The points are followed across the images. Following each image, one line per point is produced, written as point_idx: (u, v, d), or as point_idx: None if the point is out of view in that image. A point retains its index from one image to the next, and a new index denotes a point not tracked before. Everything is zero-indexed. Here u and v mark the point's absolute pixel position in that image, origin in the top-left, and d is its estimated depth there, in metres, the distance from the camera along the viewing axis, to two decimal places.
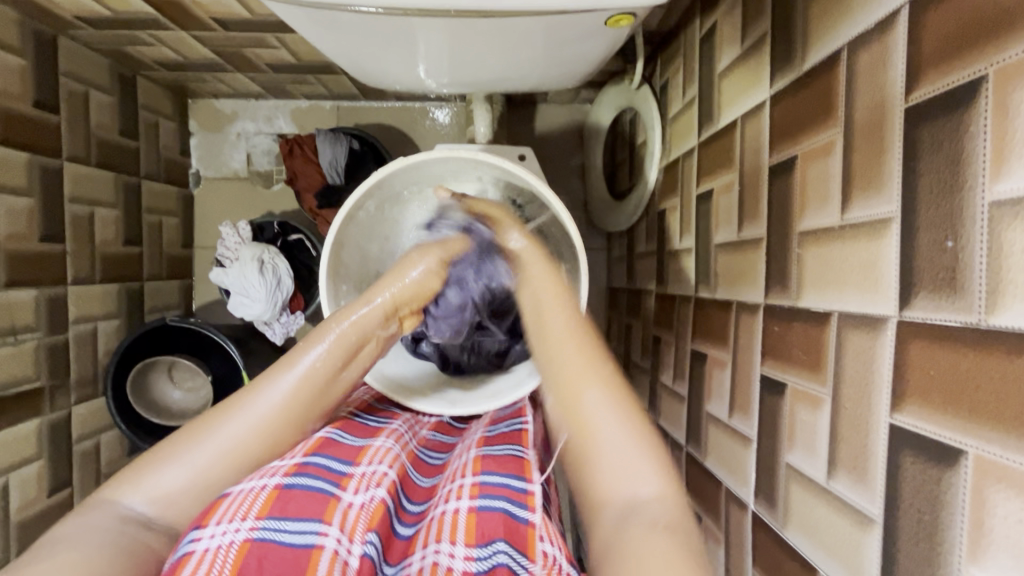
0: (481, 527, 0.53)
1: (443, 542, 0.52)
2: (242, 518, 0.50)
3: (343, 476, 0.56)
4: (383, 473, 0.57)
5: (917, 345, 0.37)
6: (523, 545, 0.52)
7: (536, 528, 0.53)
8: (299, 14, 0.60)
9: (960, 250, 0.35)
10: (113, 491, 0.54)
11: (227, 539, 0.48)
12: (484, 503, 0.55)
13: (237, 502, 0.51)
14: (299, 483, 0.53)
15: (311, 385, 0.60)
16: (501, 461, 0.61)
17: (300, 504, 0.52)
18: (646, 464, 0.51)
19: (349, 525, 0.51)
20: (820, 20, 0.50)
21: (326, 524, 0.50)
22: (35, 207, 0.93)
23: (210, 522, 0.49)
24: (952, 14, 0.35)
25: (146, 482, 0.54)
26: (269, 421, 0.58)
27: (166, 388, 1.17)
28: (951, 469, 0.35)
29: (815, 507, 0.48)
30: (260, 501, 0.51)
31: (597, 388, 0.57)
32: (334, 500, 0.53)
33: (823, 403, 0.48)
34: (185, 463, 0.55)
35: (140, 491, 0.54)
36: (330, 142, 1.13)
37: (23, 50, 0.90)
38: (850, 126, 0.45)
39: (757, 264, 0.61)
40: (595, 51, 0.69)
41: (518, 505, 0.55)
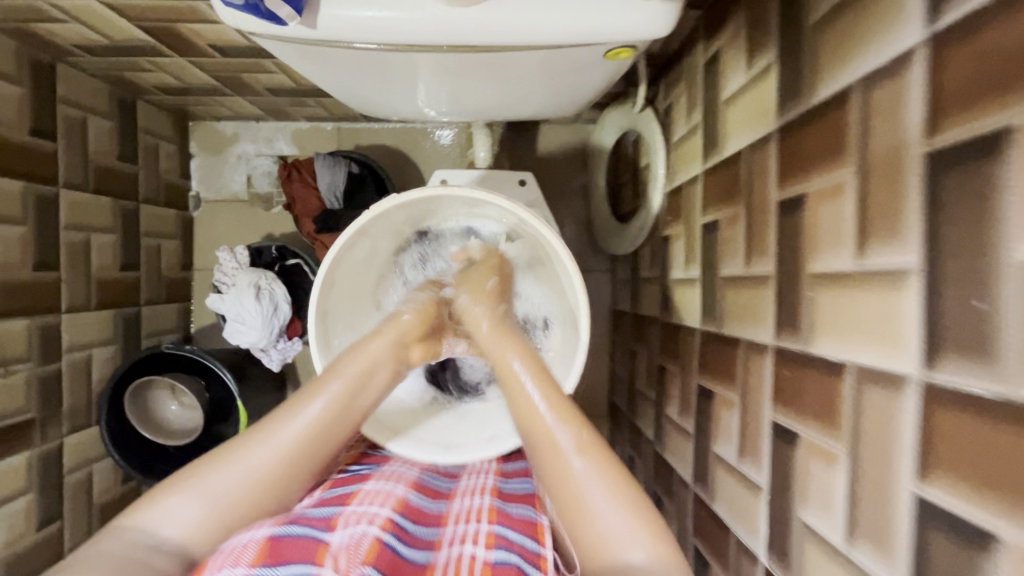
0: None
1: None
2: (235, 565, 0.47)
3: (332, 520, 0.55)
4: (374, 513, 0.56)
5: (943, 412, 0.34)
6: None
7: None
8: (289, 50, 0.58)
9: (989, 313, 0.31)
10: (133, 516, 0.55)
11: None
12: (498, 555, 0.53)
13: (230, 551, 0.48)
14: (292, 529, 0.51)
15: (329, 417, 0.62)
16: (511, 513, 0.60)
17: (294, 547, 0.49)
18: (633, 525, 0.52)
19: (342, 564, 0.49)
20: (830, 51, 0.48)
21: (320, 565, 0.48)
22: (30, 236, 0.92)
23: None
24: (978, 55, 0.33)
25: (166, 508, 0.55)
26: (291, 450, 0.60)
27: (164, 404, 1.14)
28: (985, 555, 0.31)
29: (833, 573, 0.45)
30: (252, 550, 0.48)
31: (577, 455, 0.57)
32: (325, 544, 0.51)
33: (839, 461, 0.45)
34: (200, 491, 0.56)
35: (161, 515, 0.55)
36: (328, 165, 1.11)
37: (20, 78, 0.89)
38: (863, 167, 0.42)
39: (765, 302, 0.58)
40: (596, 79, 0.67)
41: (530, 565, 0.53)
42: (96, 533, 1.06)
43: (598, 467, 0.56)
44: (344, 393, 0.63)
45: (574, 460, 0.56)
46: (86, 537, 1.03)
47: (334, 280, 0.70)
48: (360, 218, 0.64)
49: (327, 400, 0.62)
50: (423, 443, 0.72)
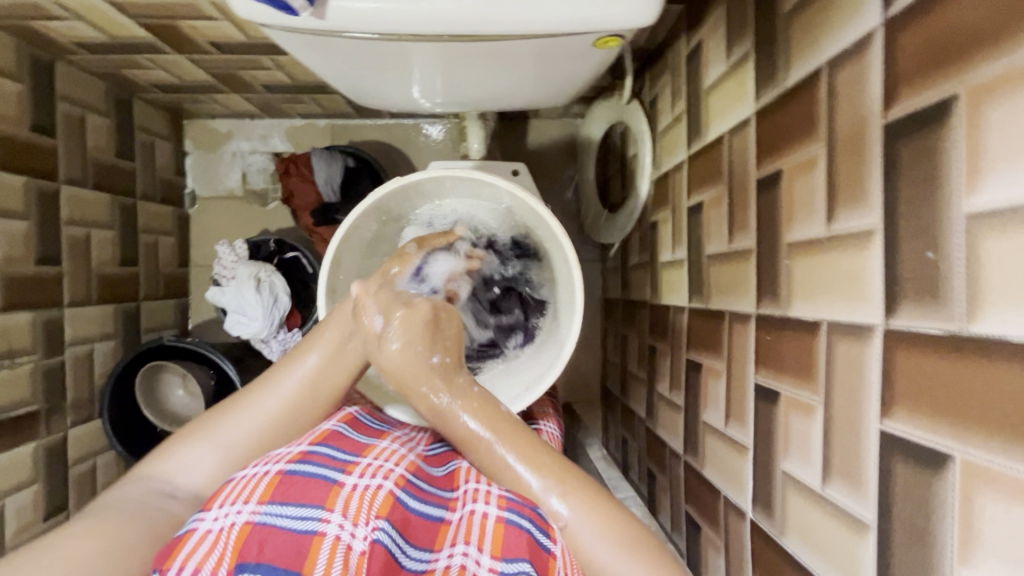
0: (506, 538, 0.50)
1: (470, 545, 0.52)
2: (245, 501, 0.50)
3: (349, 464, 0.55)
4: (388, 468, 0.56)
5: (902, 352, 0.38)
6: (543, 569, 0.49)
7: (557, 558, 0.50)
8: (296, 41, 0.62)
9: (939, 261, 0.36)
10: (150, 466, 0.59)
11: (230, 519, 0.49)
12: (511, 516, 0.52)
13: (242, 484, 0.52)
14: (302, 471, 0.53)
15: (327, 372, 0.64)
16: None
17: (303, 492, 0.51)
18: (631, 561, 0.50)
19: (352, 511, 0.50)
20: (801, 38, 0.52)
21: (329, 511, 0.50)
22: (32, 230, 0.93)
23: (213, 506, 0.50)
24: (925, 35, 0.37)
25: (181, 457, 0.59)
26: (293, 399, 0.63)
27: (173, 390, 1.16)
28: (940, 474, 0.35)
29: (813, 514, 0.48)
30: (262, 486, 0.51)
31: (554, 495, 0.54)
32: (338, 486, 0.52)
33: (815, 410, 0.49)
34: (215, 442, 0.60)
35: (176, 462, 0.59)
36: (325, 160, 1.15)
37: (21, 75, 0.91)
38: (831, 142, 0.47)
39: (747, 274, 0.62)
40: (586, 69, 0.71)
41: (542, 530, 0.51)
42: None
43: (575, 506, 0.53)
44: (342, 348, 0.65)
45: (547, 499, 0.54)
46: None
47: (342, 259, 0.74)
48: (367, 198, 0.68)
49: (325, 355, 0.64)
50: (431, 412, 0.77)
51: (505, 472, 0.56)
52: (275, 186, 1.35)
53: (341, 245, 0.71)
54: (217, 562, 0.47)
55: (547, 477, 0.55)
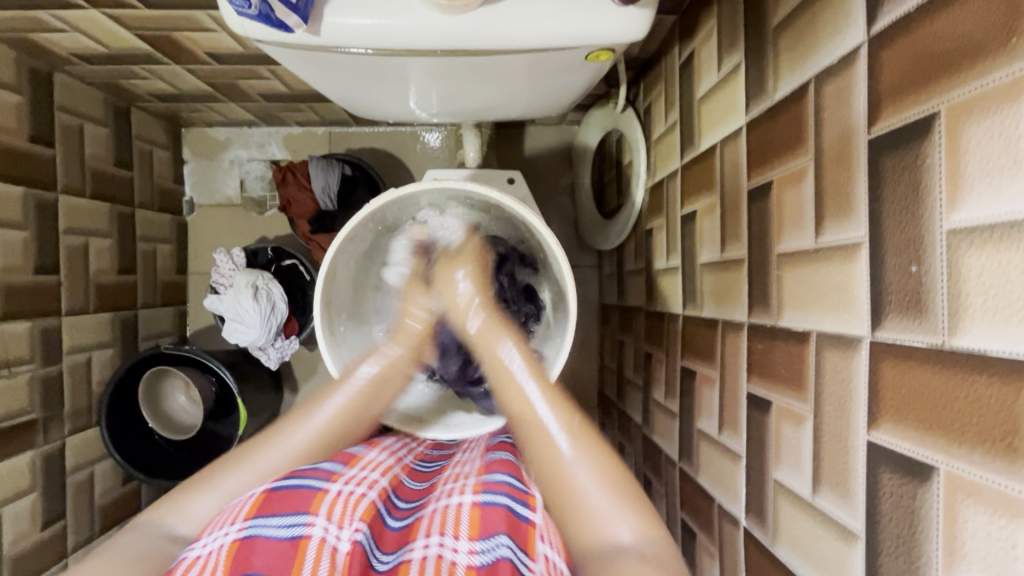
0: (484, 519, 0.54)
1: (446, 535, 0.53)
2: (232, 521, 0.50)
3: (333, 474, 0.57)
4: (372, 478, 0.58)
5: (888, 364, 0.39)
6: (523, 541, 0.51)
7: (536, 526, 0.53)
8: (292, 56, 0.62)
9: (923, 275, 0.36)
10: (153, 514, 0.57)
11: (218, 541, 0.49)
12: (487, 498, 0.56)
13: (229, 510, 0.52)
14: (285, 485, 0.53)
15: (343, 421, 0.64)
16: (500, 462, 0.63)
17: (287, 500, 0.52)
18: (623, 512, 0.53)
19: (337, 514, 0.51)
20: (790, 51, 0.53)
21: (313, 514, 0.51)
22: (30, 240, 0.94)
23: (202, 536, 0.50)
24: (908, 53, 0.38)
25: (187, 507, 0.57)
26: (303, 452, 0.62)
27: (175, 395, 1.19)
28: (925, 484, 0.36)
29: (803, 523, 0.49)
30: (248, 505, 0.51)
31: (566, 438, 0.58)
32: (322, 493, 0.53)
33: (806, 420, 0.49)
34: (220, 491, 0.58)
35: (181, 515, 0.57)
36: (322, 168, 1.14)
37: (19, 86, 0.92)
38: (819, 155, 0.48)
39: (739, 283, 0.63)
40: (580, 80, 0.71)
41: (520, 503, 0.55)
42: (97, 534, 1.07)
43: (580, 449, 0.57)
44: (362, 395, 0.66)
45: (563, 442, 0.58)
46: (88, 537, 1.04)
47: (339, 269, 0.75)
48: (363, 209, 0.69)
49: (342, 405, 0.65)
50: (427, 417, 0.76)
51: (529, 413, 0.61)
52: (273, 193, 1.36)
53: (339, 254, 0.72)
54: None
55: (578, 429, 0.59)
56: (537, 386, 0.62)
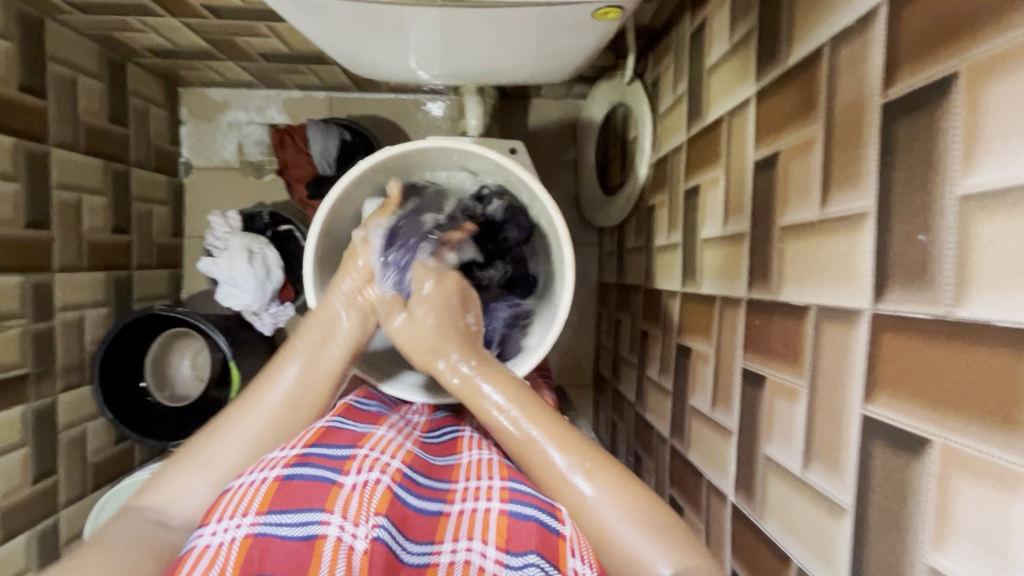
0: (513, 532, 0.51)
1: (473, 540, 0.52)
2: (243, 513, 0.49)
3: (346, 460, 0.54)
4: (385, 462, 0.55)
5: (888, 337, 0.38)
6: (554, 556, 0.49)
7: (568, 540, 0.50)
8: (288, 2, 0.60)
9: (931, 243, 0.35)
10: (140, 498, 0.56)
11: (230, 535, 0.47)
12: (514, 508, 0.53)
13: (240, 496, 0.50)
14: (299, 475, 0.52)
15: (303, 387, 0.63)
16: (526, 461, 0.60)
17: (302, 496, 0.50)
18: (661, 545, 0.49)
19: (353, 512, 0.49)
20: (804, 15, 0.51)
21: (329, 512, 0.49)
22: (21, 193, 0.92)
23: (213, 520, 0.49)
24: (928, 10, 0.36)
25: (167, 490, 0.56)
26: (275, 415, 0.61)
27: (181, 360, 1.22)
28: (918, 458, 0.35)
29: (791, 497, 0.49)
30: (260, 496, 0.50)
31: (580, 477, 0.54)
32: (336, 487, 0.51)
33: (800, 395, 0.48)
34: (204, 466, 0.57)
35: (161, 496, 0.56)
36: (320, 133, 1.11)
37: (10, 33, 0.89)
38: (830, 122, 0.46)
39: (740, 258, 0.62)
40: (585, 43, 0.69)
41: (549, 515, 0.52)
42: (89, 491, 1.07)
43: (603, 487, 0.53)
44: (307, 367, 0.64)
45: (578, 481, 0.53)
46: (80, 493, 1.04)
47: (340, 208, 0.73)
48: (374, 153, 0.68)
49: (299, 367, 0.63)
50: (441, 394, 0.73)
51: (534, 456, 0.56)
52: (271, 158, 1.34)
53: (329, 212, 0.70)
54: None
55: (586, 467, 0.54)
56: (536, 419, 0.57)
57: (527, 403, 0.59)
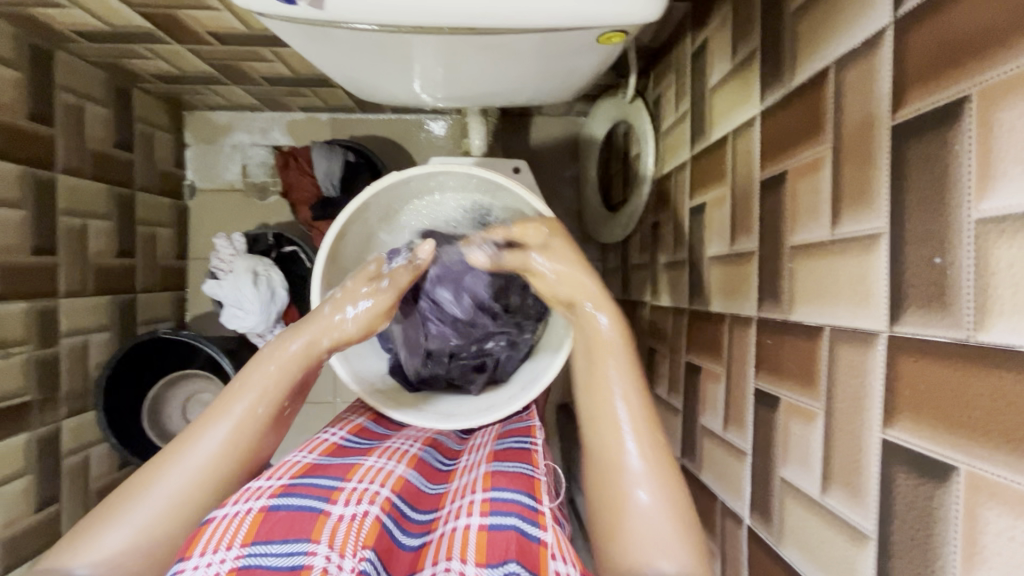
0: (492, 545, 0.48)
1: (453, 560, 0.47)
2: (227, 546, 0.46)
3: (333, 492, 0.52)
4: (375, 491, 0.52)
5: (907, 361, 0.37)
6: (534, 565, 0.46)
7: (548, 546, 0.47)
8: (296, 30, 0.60)
9: (947, 267, 0.35)
10: (62, 558, 0.51)
11: (214, 570, 0.44)
12: (495, 521, 0.50)
13: (219, 525, 0.47)
14: (286, 504, 0.49)
15: (248, 430, 0.58)
16: (515, 476, 0.56)
17: (288, 526, 0.48)
18: (677, 541, 0.49)
19: (339, 541, 0.46)
20: (809, 36, 0.51)
21: (315, 543, 0.46)
22: (28, 220, 0.92)
23: (194, 553, 0.45)
24: (936, 35, 0.36)
25: (92, 545, 0.51)
26: (208, 466, 0.56)
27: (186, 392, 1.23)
28: (943, 486, 0.34)
29: (810, 522, 0.48)
30: (245, 526, 0.47)
31: (635, 453, 0.54)
32: (323, 517, 0.49)
33: (816, 417, 0.48)
34: (130, 523, 0.53)
35: (87, 553, 0.51)
36: (324, 154, 1.12)
37: (18, 62, 0.90)
38: (837, 144, 0.46)
39: (749, 277, 0.61)
40: (588, 66, 0.70)
41: (530, 522, 0.50)
42: None
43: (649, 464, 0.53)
44: (272, 391, 0.60)
45: (632, 455, 0.54)
46: None
47: (354, 222, 0.74)
48: (385, 177, 0.69)
49: (252, 401, 0.59)
50: (427, 411, 0.72)
51: (602, 412, 0.57)
52: (275, 180, 1.34)
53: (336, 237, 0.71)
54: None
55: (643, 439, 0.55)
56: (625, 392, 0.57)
57: (627, 372, 0.59)
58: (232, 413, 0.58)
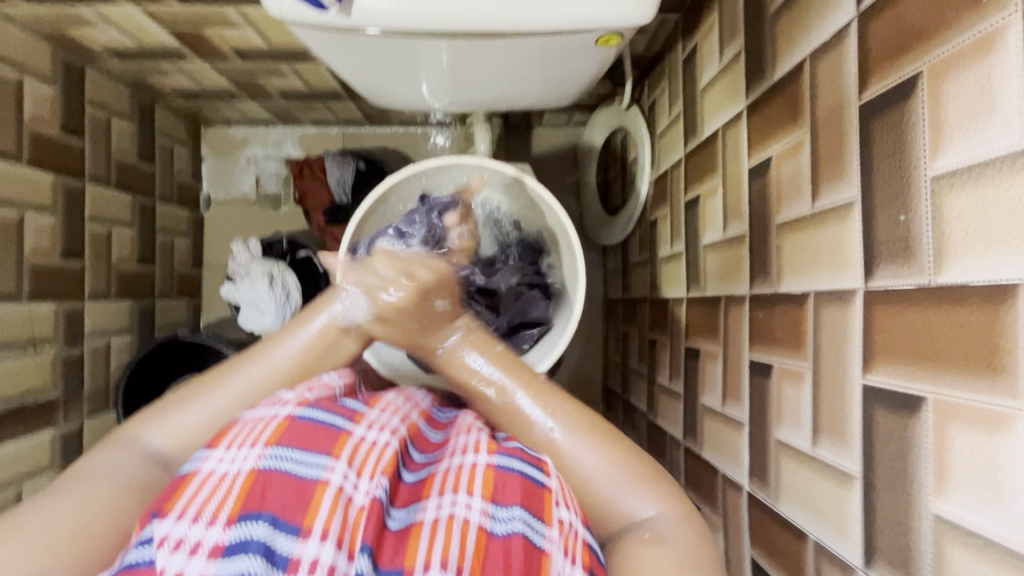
0: (500, 483, 0.50)
1: (459, 494, 0.49)
2: (253, 444, 0.48)
3: (356, 414, 0.53)
4: (393, 426, 0.55)
5: (881, 310, 0.42)
6: (539, 510, 0.49)
7: (553, 492, 0.50)
8: (320, 37, 0.66)
9: (910, 222, 0.39)
10: (133, 428, 0.54)
11: (237, 465, 0.46)
12: (501, 461, 0.52)
13: (250, 428, 0.49)
14: (311, 415, 0.51)
15: (317, 351, 0.59)
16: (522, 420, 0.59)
17: (308, 436, 0.49)
18: (642, 493, 0.52)
19: (358, 462, 0.48)
20: (786, 35, 0.57)
21: (335, 458, 0.47)
22: (58, 225, 0.98)
23: (220, 446, 0.48)
24: (892, 23, 0.41)
25: (164, 420, 0.54)
26: (277, 374, 0.57)
27: None
28: (916, 416, 0.38)
29: (804, 475, 0.51)
30: (271, 429, 0.49)
31: (560, 428, 0.56)
32: (345, 434, 0.50)
33: (805, 376, 0.52)
34: (201, 407, 0.55)
35: (158, 427, 0.54)
36: (337, 163, 1.19)
37: (53, 78, 0.97)
38: (814, 127, 0.51)
39: (740, 258, 0.66)
40: (587, 69, 0.76)
41: (535, 468, 0.52)
42: None
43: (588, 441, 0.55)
44: (348, 319, 0.61)
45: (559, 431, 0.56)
46: None
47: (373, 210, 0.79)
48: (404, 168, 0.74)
49: (326, 323, 0.60)
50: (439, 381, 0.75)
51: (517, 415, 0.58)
52: (288, 190, 1.40)
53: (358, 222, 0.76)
54: (219, 506, 0.44)
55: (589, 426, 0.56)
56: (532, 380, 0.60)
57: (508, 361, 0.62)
58: (307, 331, 0.59)
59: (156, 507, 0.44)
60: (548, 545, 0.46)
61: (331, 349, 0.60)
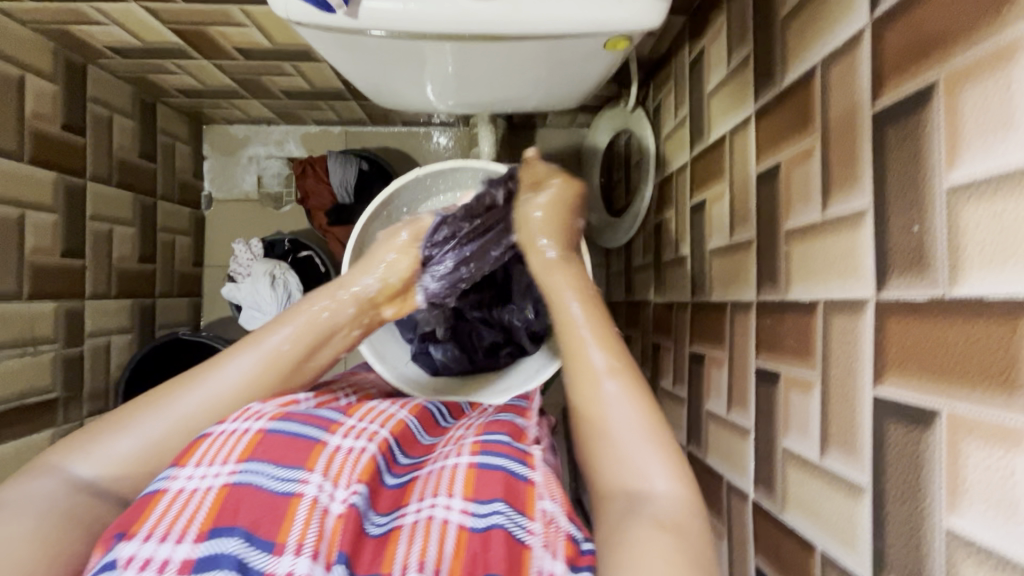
0: (481, 481, 0.50)
1: (440, 496, 0.50)
2: (223, 462, 0.48)
3: (333, 422, 0.54)
4: (372, 430, 0.55)
5: (894, 321, 0.41)
6: (521, 503, 0.49)
7: (536, 486, 0.51)
8: (325, 38, 0.65)
9: (924, 233, 0.39)
10: (63, 456, 0.53)
11: (207, 483, 0.47)
12: (485, 460, 0.52)
13: (220, 442, 0.50)
14: (284, 427, 0.51)
15: (272, 370, 0.60)
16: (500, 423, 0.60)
17: (281, 450, 0.49)
18: (658, 460, 0.50)
19: (333, 470, 0.49)
20: (797, 40, 0.56)
21: (309, 469, 0.48)
22: (59, 224, 0.97)
23: (189, 463, 0.48)
24: (908, 32, 0.41)
25: (98, 448, 0.53)
26: (220, 396, 0.58)
27: None
28: (928, 429, 0.38)
29: (811, 485, 0.51)
30: (242, 445, 0.49)
31: (609, 378, 0.56)
32: (320, 444, 0.51)
33: (813, 386, 0.51)
34: (136, 433, 0.55)
35: (89, 456, 0.53)
36: (340, 163, 1.18)
37: (55, 76, 0.96)
38: (825, 134, 0.50)
39: (748, 264, 0.65)
40: (594, 72, 0.75)
41: (519, 464, 0.53)
42: None
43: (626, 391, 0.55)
44: (301, 337, 0.62)
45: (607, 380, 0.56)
46: None
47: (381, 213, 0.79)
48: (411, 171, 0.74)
49: (280, 341, 0.61)
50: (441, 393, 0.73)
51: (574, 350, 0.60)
52: (290, 190, 1.39)
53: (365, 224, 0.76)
54: (187, 523, 0.45)
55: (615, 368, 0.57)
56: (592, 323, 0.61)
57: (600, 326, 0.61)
58: (262, 347, 0.60)
59: (121, 528, 0.45)
60: (532, 538, 0.46)
61: (284, 370, 0.60)
